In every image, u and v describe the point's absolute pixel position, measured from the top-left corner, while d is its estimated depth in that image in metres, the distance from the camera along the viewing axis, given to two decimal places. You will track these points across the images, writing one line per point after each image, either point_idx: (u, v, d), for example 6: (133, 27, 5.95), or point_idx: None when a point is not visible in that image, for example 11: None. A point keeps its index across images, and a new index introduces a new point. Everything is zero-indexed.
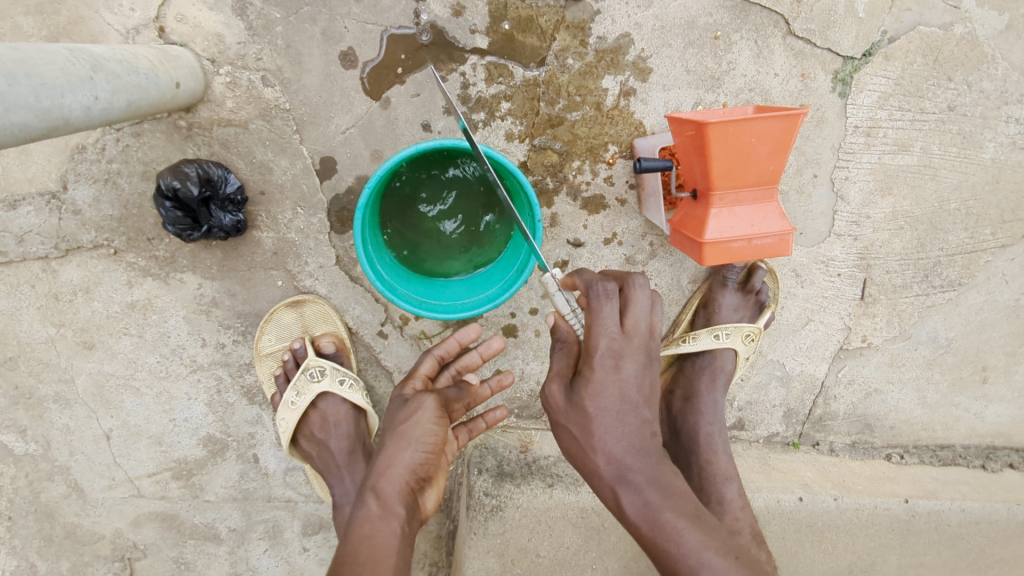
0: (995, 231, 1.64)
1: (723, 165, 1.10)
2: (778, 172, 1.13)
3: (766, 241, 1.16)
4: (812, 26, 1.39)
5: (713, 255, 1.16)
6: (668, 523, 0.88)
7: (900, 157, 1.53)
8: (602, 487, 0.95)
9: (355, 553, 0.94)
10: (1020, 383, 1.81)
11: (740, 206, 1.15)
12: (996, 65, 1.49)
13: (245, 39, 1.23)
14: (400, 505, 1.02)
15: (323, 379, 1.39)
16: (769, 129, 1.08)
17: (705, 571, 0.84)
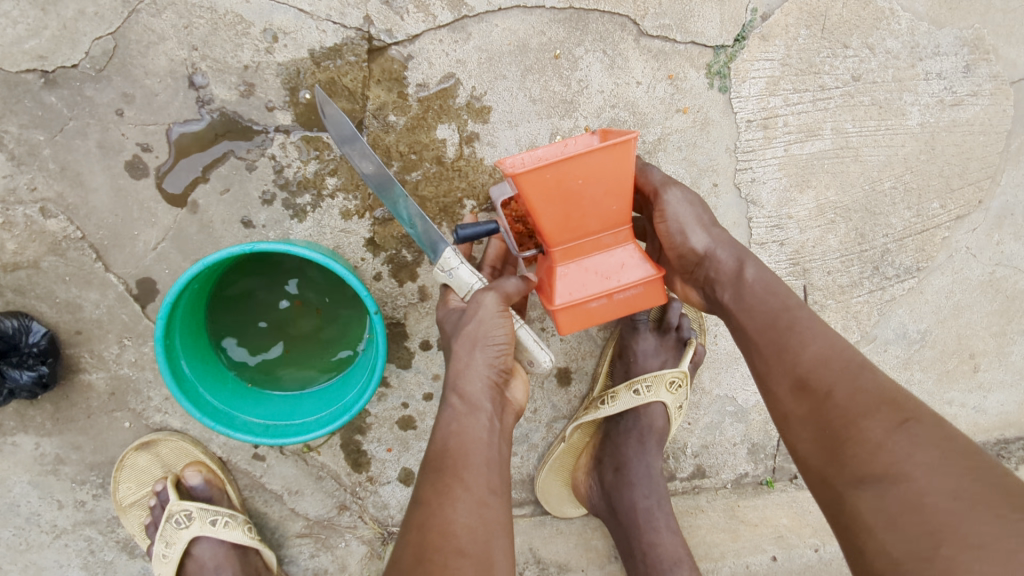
0: (944, 203, 1.41)
1: (553, 219, 0.89)
2: (626, 211, 0.93)
3: (632, 294, 0.97)
4: (664, 22, 1.20)
5: (570, 322, 0.98)
6: (778, 296, 0.88)
7: (810, 143, 1.31)
8: (718, 263, 0.95)
9: (446, 450, 0.84)
10: (1018, 365, 1.57)
11: (589, 261, 0.96)
12: (896, 18, 1.28)
13: (13, 171, 1.09)
14: (487, 399, 0.90)
15: (192, 524, 1.20)
16: (599, 165, 0.85)
17: (806, 319, 0.84)
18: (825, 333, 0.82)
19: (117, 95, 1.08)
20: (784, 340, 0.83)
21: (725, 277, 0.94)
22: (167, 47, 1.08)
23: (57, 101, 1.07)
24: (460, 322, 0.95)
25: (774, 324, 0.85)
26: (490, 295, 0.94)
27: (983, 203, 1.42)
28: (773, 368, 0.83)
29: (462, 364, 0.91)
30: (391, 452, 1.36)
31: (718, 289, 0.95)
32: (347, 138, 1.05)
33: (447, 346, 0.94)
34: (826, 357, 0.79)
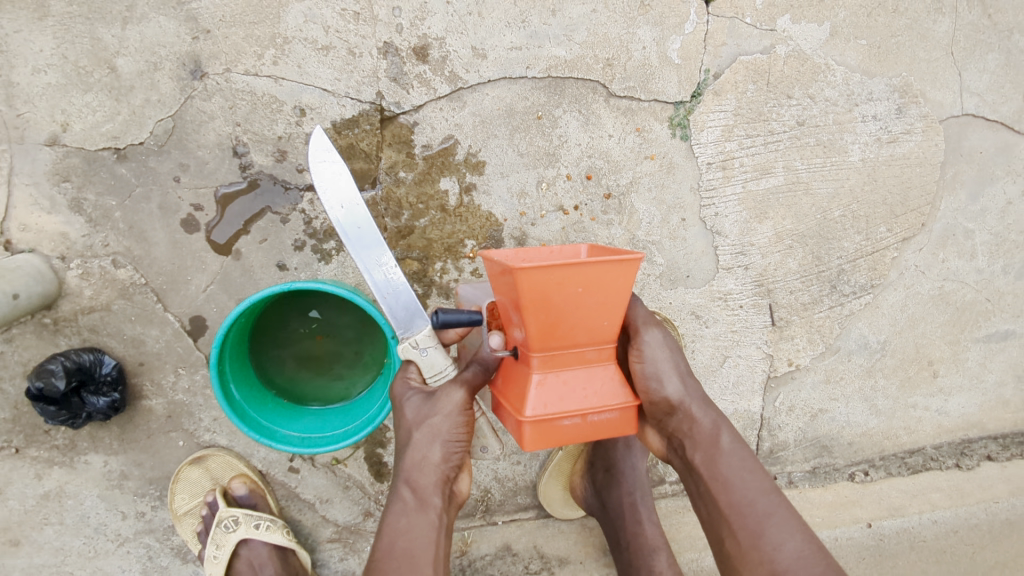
0: (890, 227, 1.59)
1: (542, 321, 0.90)
2: (615, 328, 0.96)
3: (603, 417, 0.99)
4: (630, 84, 1.41)
5: (538, 438, 0.95)
6: (757, 481, 1.03)
7: (765, 181, 1.51)
8: (698, 423, 1.08)
9: (391, 549, 0.99)
10: (973, 370, 1.73)
11: (568, 376, 0.96)
12: (833, 71, 1.48)
13: (89, 231, 1.30)
14: (436, 496, 1.03)
15: (239, 528, 1.38)
16: (601, 276, 0.88)
17: (778, 511, 1.00)
18: (792, 524, 0.98)
19: (175, 165, 1.30)
20: (762, 528, 0.98)
21: (705, 445, 1.06)
22: (215, 124, 1.30)
23: (126, 171, 1.30)
24: (425, 411, 1.04)
25: (753, 511, 1.00)
26: (458, 393, 1.03)
27: (924, 226, 1.61)
28: (752, 553, 0.97)
29: (420, 455, 1.03)
30: None
31: (688, 446, 1.07)
32: (337, 203, 1.11)
33: (409, 431, 1.05)
34: (801, 553, 0.95)
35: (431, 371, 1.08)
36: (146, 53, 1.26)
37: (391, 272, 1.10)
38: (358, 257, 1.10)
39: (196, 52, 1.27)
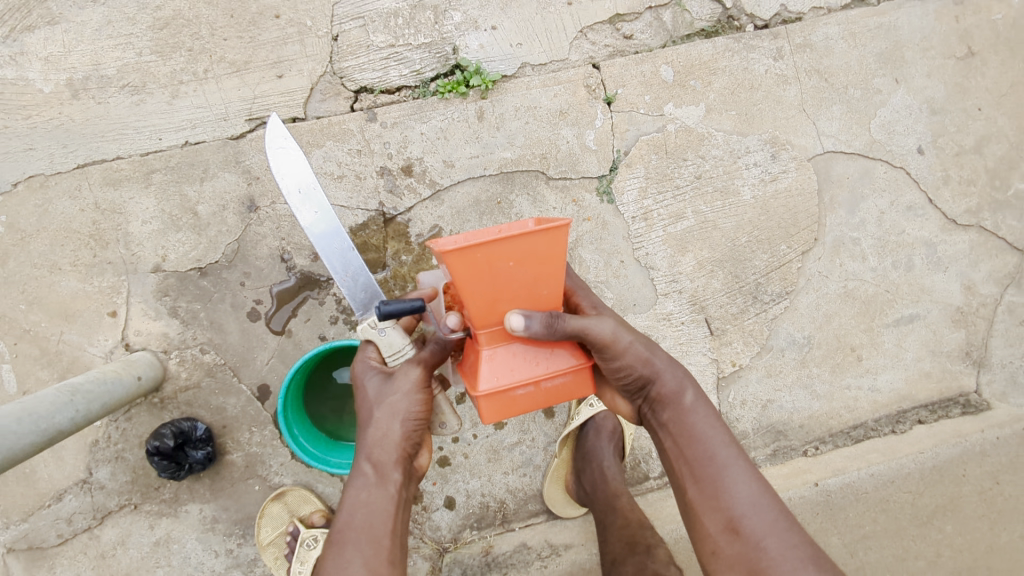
0: (789, 245, 2.02)
1: (481, 298, 1.18)
2: (552, 294, 1.25)
3: (555, 382, 1.29)
4: (562, 168, 1.91)
5: (496, 408, 1.27)
6: (721, 440, 1.30)
7: (679, 224, 1.96)
8: (664, 389, 1.36)
9: (354, 516, 1.26)
10: (891, 350, 2.08)
11: (517, 347, 1.27)
12: (714, 137, 1.97)
13: (183, 329, 1.78)
14: (393, 470, 1.31)
15: (317, 544, 1.74)
16: (526, 251, 1.13)
17: (732, 459, 1.27)
18: (744, 471, 1.26)
19: (240, 273, 1.79)
20: (720, 472, 1.26)
21: (673, 409, 1.35)
22: (266, 240, 1.79)
23: (206, 282, 1.79)
24: (386, 393, 1.34)
25: (713, 459, 1.27)
26: (415, 373, 1.34)
27: (817, 240, 2.04)
28: (714, 497, 1.24)
29: (381, 432, 1.33)
30: (436, 484, 1.92)
31: (658, 408, 1.36)
32: (296, 189, 1.34)
33: (372, 411, 1.35)
34: (749, 492, 1.23)
35: (393, 353, 1.37)
36: (217, 198, 1.77)
37: (345, 251, 1.34)
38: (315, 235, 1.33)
39: (251, 193, 1.78)
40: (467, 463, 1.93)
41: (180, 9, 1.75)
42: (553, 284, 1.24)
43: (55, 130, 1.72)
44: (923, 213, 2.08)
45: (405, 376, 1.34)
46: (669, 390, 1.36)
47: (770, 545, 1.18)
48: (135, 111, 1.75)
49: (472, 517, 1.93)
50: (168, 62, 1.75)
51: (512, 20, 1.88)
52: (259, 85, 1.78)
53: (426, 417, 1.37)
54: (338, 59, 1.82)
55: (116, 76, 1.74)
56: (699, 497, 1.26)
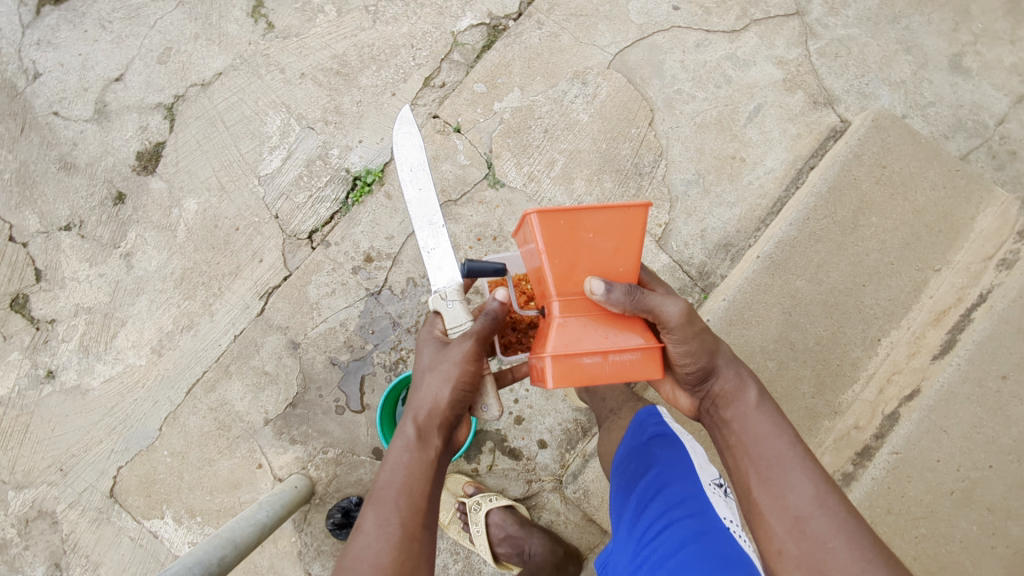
0: (636, 127, 2.61)
1: (560, 266, 1.42)
2: (629, 270, 1.48)
3: (627, 357, 1.42)
4: (458, 188, 2.57)
5: (563, 376, 1.39)
6: (785, 440, 1.41)
7: (555, 166, 2.58)
8: (725, 390, 1.54)
9: (393, 479, 1.39)
10: (759, 139, 2.59)
11: (592, 317, 1.45)
12: (537, 100, 2.63)
13: (305, 447, 2.46)
14: (434, 437, 1.47)
15: (482, 504, 2.33)
16: (604, 225, 1.43)
17: (799, 459, 1.37)
18: (807, 471, 1.35)
19: (315, 389, 2.49)
20: (783, 466, 1.36)
21: (738, 409, 1.50)
22: (316, 360, 2.49)
23: (299, 409, 2.48)
24: (438, 356, 1.55)
25: (776, 459, 1.38)
26: (467, 342, 1.54)
27: (654, 110, 2.62)
28: (781, 495, 1.33)
29: (425, 393, 1.51)
30: (525, 438, 2.48)
31: (722, 407, 1.53)
32: (409, 174, 1.92)
33: (423, 374, 1.54)
34: (809, 495, 1.31)
35: (455, 325, 1.65)
36: (273, 355, 2.50)
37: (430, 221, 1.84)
38: (412, 203, 1.86)
39: (291, 338, 2.51)
40: (535, 410, 2.48)
41: (184, 265, 2.56)
42: (630, 266, 1.48)
43: (162, 382, 2.50)
44: (710, 42, 2.67)
45: (456, 346, 1.54)
46: (731, 392, 1.53)
47: (835, 540, 1.24)
48: (197, 340, 2.52)
49: (563, 443, 2.46)
50: (196, 299, 2.55)
51: (369, 129, 2.63)
52: (253, 274, 2.55)
53: (470, 390, 1.54)
54: (288, 225, 2.58)
55: (174, 327, 2.53)
56: (763, 494, 1.35)
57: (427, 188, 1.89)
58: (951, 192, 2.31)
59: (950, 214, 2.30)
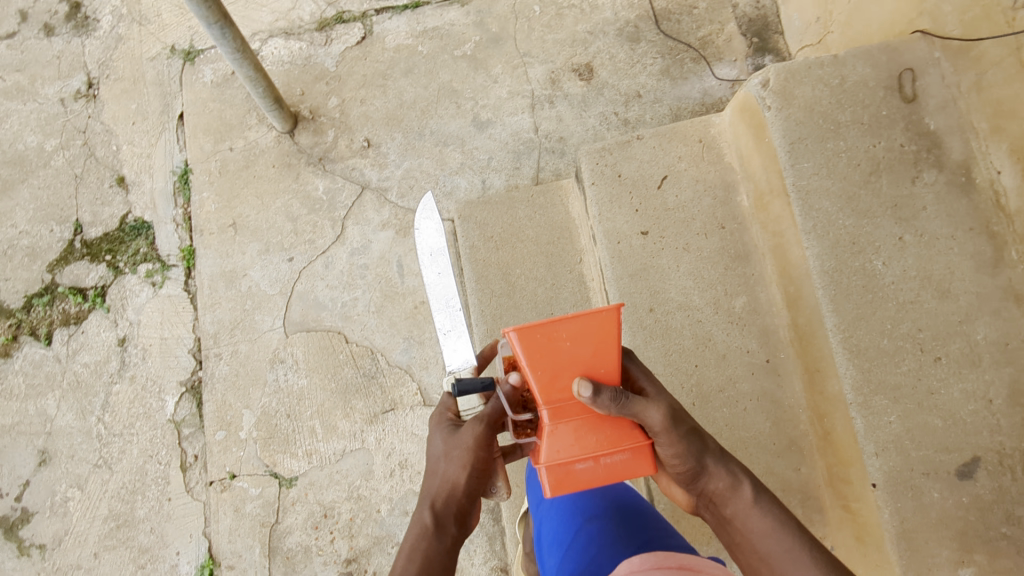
0: (340, 353, 3.03)
1: (542, 378, 1.53)
2: (614, 368, 1.54)
3: (616, 459, 1.56)
4: (271, 512, 2.87)
5: (556, 484, 1.55)
6: (788, 532, 1.51)
7: (316, 430, 2.95)
8: (721, 486, 1.62)
9: (414, 566, 1.49)
10: (418, 282, 3.09)
11: (581, 417, 1.56)
12: (263, 403, 2.99)
13: None
14: (451, 526, 1.59)
15: None
16: (580, 332, 1.50)
17: (798, 547, 1.48)
18: (810, 559, 1.45)
19: None
20: (785, 559, 1.47)
21: (733, 504, 1.59)
22: None
23: None
24: (451, 441, 1.68)
25: (777, 554, 1.48)
26: (479, 425, 1.65)
27: (341, 331, 3.06)
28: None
29: (437, 479, 1.65)
30: None
31: (722, 504, 1.62)
32: (429, 264, 2.21)
33: (439, 459, 1.68)
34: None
35: (468, 408, 1.80)
36: None
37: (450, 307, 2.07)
38: (433, 293, 2.11)
39: None
40: None
41: None
42: (613, 366, 1.54)
43: None
44: (331, 256, 3.16)
45: (470, 429, 1.65)
46: (721, 487, 1.62)
47: None
48: None
49: None
50: None
51: (176, 538, 2.89)
52: None
53: (481, 475, 1.65)
54: None
55: None
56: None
57: (444, 276, 2.14)
58: (543, 211, 2.95)
59: (555, 222, 2.93)
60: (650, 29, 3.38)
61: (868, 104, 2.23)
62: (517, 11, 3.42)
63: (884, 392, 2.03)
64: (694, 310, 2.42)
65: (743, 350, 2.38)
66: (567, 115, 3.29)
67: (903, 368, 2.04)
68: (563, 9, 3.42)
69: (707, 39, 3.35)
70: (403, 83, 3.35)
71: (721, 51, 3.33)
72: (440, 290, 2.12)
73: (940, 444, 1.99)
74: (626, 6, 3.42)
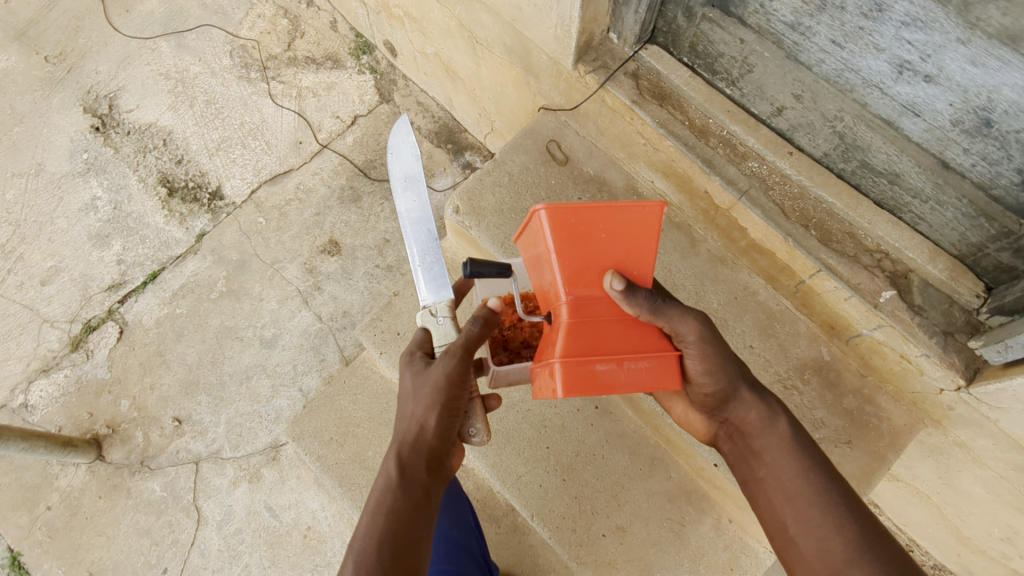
0: None
1: (571, 267, 1.66)
2: (642, 275, 1.72)
3: (639, 364, 1.64)
4: None
5: (575, 381, 1.59)
6: (819, 473, 1.56)
7: None
8: (751, 416, 1.71)
9: (384, 509, 1.53)
10: (294, 512, 3.10)
11: (601, 315, 1.69)
12: None
13: None
14: (422, 471, 1.64)
15: None
16: (616, 227, 1.67)
17: (821, 487, 1.53)
18: (835, 502, 1.50)
19: None
20: (812, 499, 1.52)
21: (765, 434, 1.67)
22: None
23: None
24: (421, 376, 1.74)
25: (801, 492, 1.54)
26: (446, 358, 1.70)
27: None
28: (812, 536, 1.48)
29: (406, 413, 1.71)
30: None
31: (749, 432, 1.71)
32: (405, 177, 2.23)
33: (409, 394, 1.72)
34: (835, 529, 1.46)
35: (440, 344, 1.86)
36: None
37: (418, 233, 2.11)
38: (411, 207, 2.16)
39: None
40: None
41: None
42: (646, 270, 1.71)
43: None
44: (200, 541, 3.08)
45: (441, 365, 1.69)
46: (753, 413, 1.70)
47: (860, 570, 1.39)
48: None
49: None
50: None
51: None
52: None
53: (454, 414, 1.72)
54: None
55: None
56: (801, 530, 1.49)
57: (419, 192, 2.17)
58: (362, 388, 3.10)
59: (376, 391, 3.08)
60: (365, 182, 3.73)
61: (539, 181, 2.65)
62: (246, 230, 3.63)
63: None
64: (522, 401, 2.71)
65: (574, 411, 2.67)
66: (339, 291, 3.51)
67: None
68: (284, 207, 3.68)
69: None
70: (181, 349, 3.40)
71: (430, 167, 3.74)
72: (416, 207, 2.16)
73: None
74: (334, 175, 3.75)
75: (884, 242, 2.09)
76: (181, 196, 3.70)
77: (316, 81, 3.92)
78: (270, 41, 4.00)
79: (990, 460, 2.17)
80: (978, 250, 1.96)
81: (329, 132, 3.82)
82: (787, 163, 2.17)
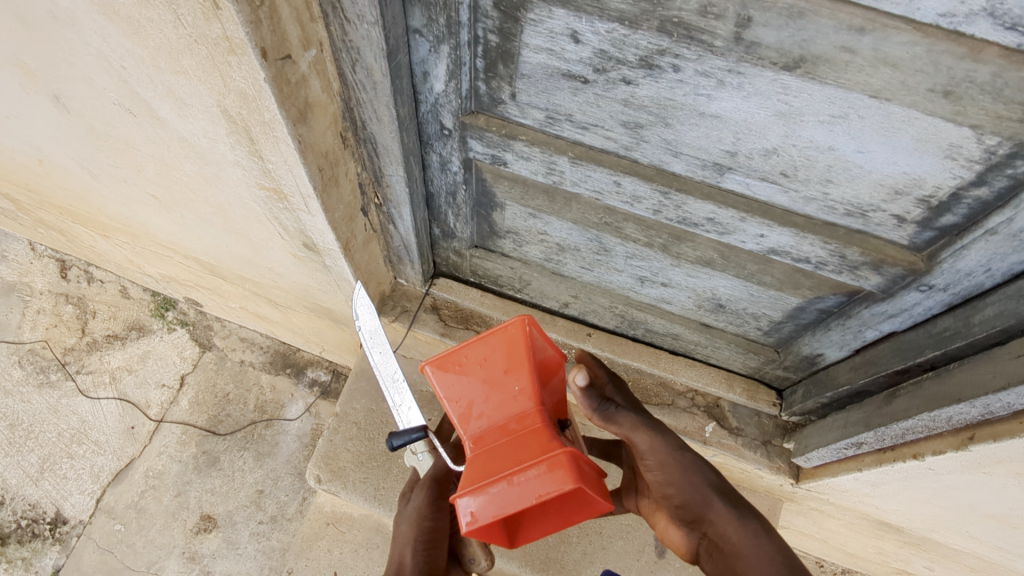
0: None
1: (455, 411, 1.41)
2: (527, 385, 1.37)
3: (525, 479, 1.20)
4: None
5: (471, 522, 1.21)
6: None
7: None
8: (727, 529, 1.35)
9: None
10: None
11: (498, 442, 1.32)
12: None
13: None
14: None
15: None
16: (484, 351, 1.41)
17: None
18: None
19: None
20: None
21: (745, 542, 1.32)
22: None
23: None
24: (403, 512, 1.62)
25: None
26: (422, 492, 1.61)
27: None
28: None
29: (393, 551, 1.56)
30: None
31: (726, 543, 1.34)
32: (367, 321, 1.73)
33: (396, 532, 1.59)
34: None
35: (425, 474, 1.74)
36: None
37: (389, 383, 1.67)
38: (377, 363, 1.68)
39: None
40: None
41: None
42: (524, 382, 1.37)
43: None
44: None
45: (420, 496, 1.60)
46: (731, 524, 1.36)
47: None
48: None
49: None
50: None
51: None
52: None
53: (436, 545, 1.55)
54: None
55: None
56: None
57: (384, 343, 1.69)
58: None
59: None
60: (216, 441, 3.56)
61: (386, 417, 2.72)
62: (106, 546, 3.33)
63: (581, 566, 2.52)
64: None
65: None
66: (231, 566, 3.31)
67: (574, 540, 2.55)
68: (139, 503, 3.42)
69: (260, 404, 3.65)
70: None
71: (277, 399, 3.67)
72: (384, 362, 1.68)
73: (636, 551, 2.57)
74: (182, 447, 3.54)
75: (689, 383, 2.42)
76: (16, 539, 3.36)
77: (126, 357, 3.71)
78: (59, 334, 3.73)
79: (839, 514, 2.51)
80: (760, 370, 2.32)
81: (160, 404, 3.62)
82: (590, 345, 2.45)
